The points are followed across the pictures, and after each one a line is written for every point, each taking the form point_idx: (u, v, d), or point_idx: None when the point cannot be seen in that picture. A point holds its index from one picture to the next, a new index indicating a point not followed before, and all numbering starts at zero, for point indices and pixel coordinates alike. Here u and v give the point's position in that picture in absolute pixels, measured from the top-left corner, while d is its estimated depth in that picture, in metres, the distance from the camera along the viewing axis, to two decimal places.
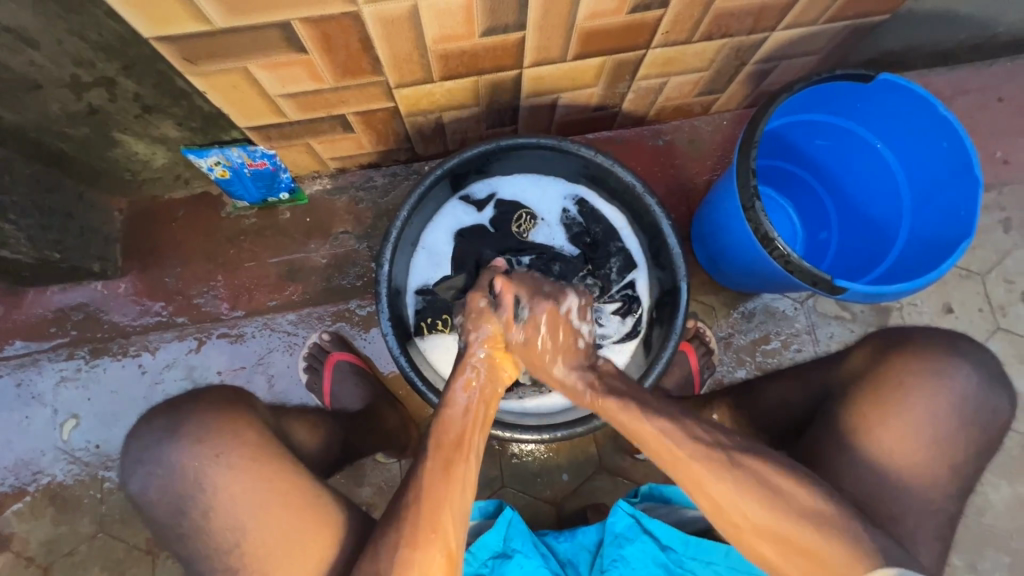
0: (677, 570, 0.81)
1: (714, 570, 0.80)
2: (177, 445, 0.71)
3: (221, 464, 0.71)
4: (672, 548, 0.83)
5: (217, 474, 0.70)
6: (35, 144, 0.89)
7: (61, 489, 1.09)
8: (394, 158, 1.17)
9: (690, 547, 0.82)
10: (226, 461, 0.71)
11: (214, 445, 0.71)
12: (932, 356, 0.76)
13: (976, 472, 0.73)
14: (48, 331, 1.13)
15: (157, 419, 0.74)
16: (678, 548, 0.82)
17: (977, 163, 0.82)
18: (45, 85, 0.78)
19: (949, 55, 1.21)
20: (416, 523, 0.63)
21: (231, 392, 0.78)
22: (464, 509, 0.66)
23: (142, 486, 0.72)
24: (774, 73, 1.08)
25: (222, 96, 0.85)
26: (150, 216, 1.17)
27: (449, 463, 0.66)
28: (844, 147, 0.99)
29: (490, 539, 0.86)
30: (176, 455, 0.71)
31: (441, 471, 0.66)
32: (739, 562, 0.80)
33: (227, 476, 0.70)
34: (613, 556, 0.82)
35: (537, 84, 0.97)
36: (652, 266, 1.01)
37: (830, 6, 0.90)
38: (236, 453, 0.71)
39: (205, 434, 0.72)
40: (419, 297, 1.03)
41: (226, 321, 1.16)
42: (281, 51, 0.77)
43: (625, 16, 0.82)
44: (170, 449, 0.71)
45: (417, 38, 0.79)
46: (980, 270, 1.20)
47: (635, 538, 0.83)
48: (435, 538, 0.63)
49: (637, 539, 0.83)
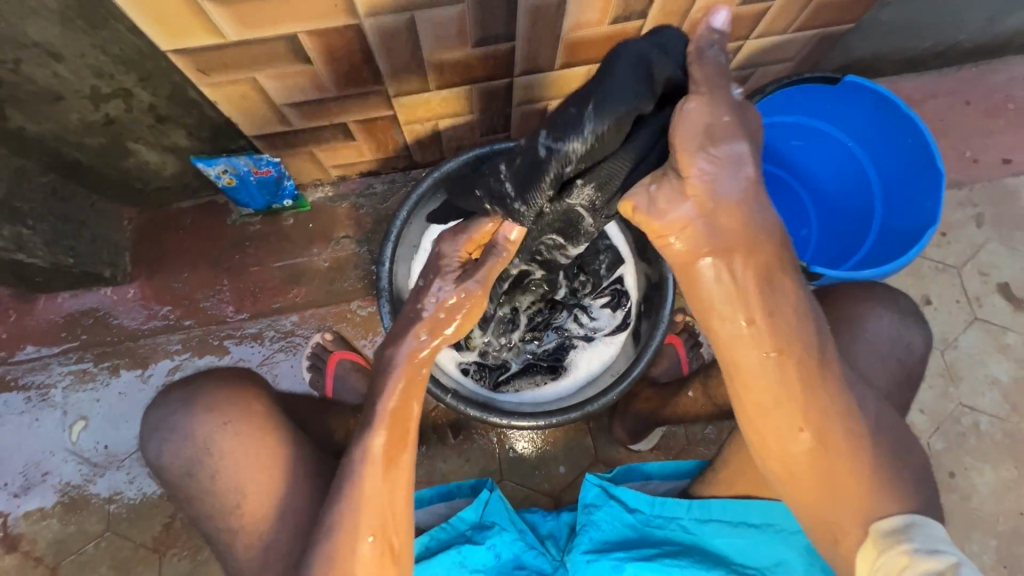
0: (645, 530, 0.85)
1: (680, 525, 0.84)
2: (186, 418, 0.79)
3: (228, 431, 0.79)
4: (640, 510, 0.86)
5: (223, 439, 0.78)
6: (53, 154, 0.94)
7: (70, 489, 1.11)
8: (393, 166, 1.23)
9: (656, 507, 0.86)
10: (229, 430, 0.79)
11: (224, 412, 0.80)
12: None
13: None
14: (58, 335, 1.17)
15: (173, 392, 0.83)
16: (645, 509, 0.86)
17: (939, 156, 0.88)
18: (66, 96, 0.83)
19: (917, 62, 1.29)
20: (356, 528, 0.69)
21: (228, 383, 0.83)
22: (400, 513, 0.71)
23: None
24: (751, 79, 1.15)
25: (232, 105, 0.90)
26: (159, 224, 1.22)
27: (385, 469, 0.71)
28: (818, 146, 1.05)
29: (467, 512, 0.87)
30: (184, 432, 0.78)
31: (382, 471, 0.71)
32: (701, 515, 0.83)
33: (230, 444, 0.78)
34: (583, 521, 0.86)
35: (527, 92, 1.04)
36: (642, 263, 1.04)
37: (798, 16, 0.97)
38: (242, 423, 0.80)
39: (214, 403, 0.81)
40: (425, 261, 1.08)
41: (231, 324, 1.20)
42: (289, 62, 0.83)
43: (608, 26, 0.89)
44: (183, 418, 0.79)
45: (414, 49, 0.85)
46: (956, 263, 1.25)
47: (603, 505, 0.87)
48: (377, 539, 0.69)
49: (605, 505, 0.87)
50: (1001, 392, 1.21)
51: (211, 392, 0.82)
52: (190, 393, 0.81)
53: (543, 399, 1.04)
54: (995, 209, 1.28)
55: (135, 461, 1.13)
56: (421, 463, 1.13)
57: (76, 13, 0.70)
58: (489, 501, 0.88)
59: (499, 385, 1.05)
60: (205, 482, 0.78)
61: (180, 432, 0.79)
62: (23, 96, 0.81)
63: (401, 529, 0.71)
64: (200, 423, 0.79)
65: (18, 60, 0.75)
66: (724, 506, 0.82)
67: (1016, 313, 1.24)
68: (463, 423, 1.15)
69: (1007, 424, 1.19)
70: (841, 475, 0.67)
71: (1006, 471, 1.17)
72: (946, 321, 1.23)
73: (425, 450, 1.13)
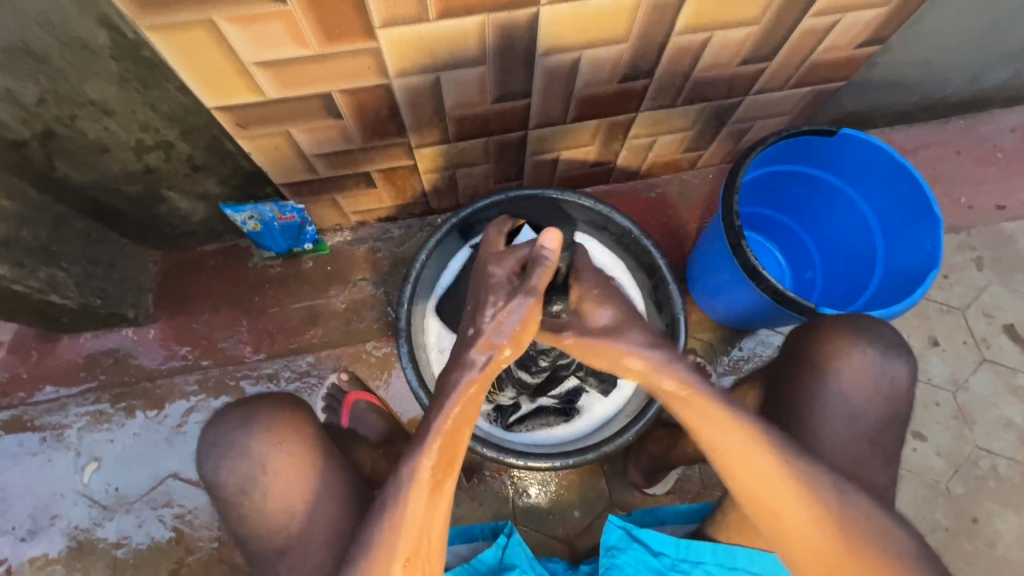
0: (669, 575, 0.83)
1: (704, 569, 0.83)
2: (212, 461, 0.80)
3: (282, 451, 0.80)
4: (664, 553, 0.84)
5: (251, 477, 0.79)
6: (93, 200, 1.00)
7: (78, 533, 1.10)
8: (410, 212, 1.29)
9: (681, 550, 0.84)
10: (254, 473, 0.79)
11: (285, 428, 0.82)
12: None
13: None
14: (77, 375, 1.18)
15: (231, 413, 0.83)
16: (670, 553, 0.84)
17: (935, 203, 0.92)
18: (112, 148, 0.89)
19: (906, 115, 1.36)
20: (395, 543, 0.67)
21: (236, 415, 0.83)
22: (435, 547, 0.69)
23: None
24: (751, 131, 1.22)
25: (265, 156, 0.96)
26: (183, 266, 1.27)
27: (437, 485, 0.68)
28: (817, 193, 1.10)
29: (488, 556, 0.86)
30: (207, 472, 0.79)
31: (430, 498, 0.67)
32: (725, 559, 0.82)
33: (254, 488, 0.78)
34: (607, 564, 0.84)
35: (541, 143, 1.10)
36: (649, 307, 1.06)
37: (792, 75, 1.04)
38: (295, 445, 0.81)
39: (271, 424, 0.82)
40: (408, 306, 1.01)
41: (248, 364, 1.22)
42: (321, 117, 0.89)
43: (617, 84, 0.96)
44: (241, 436, 0.80)
45: (437, 106, 0.92)
46: (960, 304, 1.28)
47: (627, 548, 0.85)
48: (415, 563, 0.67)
49: (629, 548, 0.85)
50: (1017, 434, 1.20)
51: (263, 414, 0.83)
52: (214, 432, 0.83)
53: (558, 440, 1.04)
54: (993, 252, 1.31)
55: (146, 504, 1.12)
56: None
57: (133, 75, 0.76)
58: (508, 546, 0.86)
59: (513, 426, 1.05)
60: None
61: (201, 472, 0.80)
62: (73, 148, 0.87)
63: (432, 558, 0.69)
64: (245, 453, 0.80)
65: (74, 117, 0.81)
66: (747, 556, 0.81)
67: None
68: (476, 465, 1.15)
69: None
70: (814, 534, 0.70)
71: None
72: (954, 362, 1.24)
73: None
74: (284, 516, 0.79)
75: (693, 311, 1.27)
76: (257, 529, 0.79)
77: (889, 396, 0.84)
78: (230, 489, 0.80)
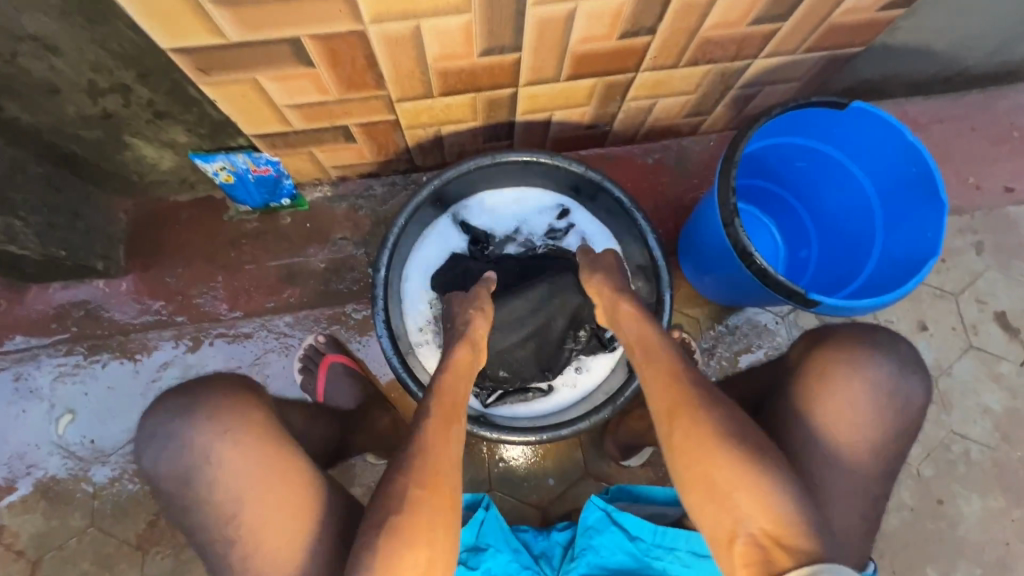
0: (643, 558, 0.87)
1: (677, 555, 0.86)
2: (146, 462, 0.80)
3: (227, 441, 0.78)
4: (640, 538, 0.88)
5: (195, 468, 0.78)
6: (51, 145, 0.93)
7: (54, 483, 1.11)
8: (394, 168, 1.22)
9: (658, 536, 0.87)
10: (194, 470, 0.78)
11: (222, 424, 0.79)
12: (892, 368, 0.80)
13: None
14: (48, 327, 1.15)
15: (169, 399, 0.82)
16: (647, 537, 0.88)
17: (942, 189, 0.87)
18: (62, 89, 0.82)
19: (924, 85, 1.28)
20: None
21: (167, 408, 0.81)
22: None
23: (148, 464, 0.80)
24: (758, 96, 1.15)
25: (232, 105, 0.89)
26: (155, 217, 1.21)
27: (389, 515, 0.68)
28: (820, 170, 1.05)
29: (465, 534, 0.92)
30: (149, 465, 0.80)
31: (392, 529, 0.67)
32: (699, 548, 0.85)
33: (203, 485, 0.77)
34: (583, 545, 0.89)
35: (532, 101, 1.03)
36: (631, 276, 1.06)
37: (807, 37, 0.97)
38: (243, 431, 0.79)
39: (213, 413, 0.80)
40: (385, 270, 0.97)
41: (224, 322, 1.19)
42: (291, 65, 0.82)
43: (616, 41, 0.89)
44: (182, 425, 0.79)
45: (419, 56, 0.84)
46: (954, 289, 1.25)
47: (604, 530, 0.89)
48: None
49: (606, 530, 0.89)
50: (994, 421, 1.21)
51: (201, 403, 0.81)
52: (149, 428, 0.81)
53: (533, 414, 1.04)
54: (995, 237, 1.27)
55: (122, 457, 1.12)
56: None
57: (75, 9, 0.68)
58: (485, 520, 0.93)
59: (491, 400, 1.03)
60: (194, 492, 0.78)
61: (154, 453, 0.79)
62: (19, 88, 0.80)
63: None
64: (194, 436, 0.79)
65: (15, 53, 0.73)
66: None
67: (1011, 342, 1.24)
68: None
69: (997, 454, 1.19)
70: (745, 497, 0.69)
71: (996, 501, 1.17)
72: (940, 348, 1.23)
73: None
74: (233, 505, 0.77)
75: (682, 286, 1.24)
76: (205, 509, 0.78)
77: (879, 397, 0.82)
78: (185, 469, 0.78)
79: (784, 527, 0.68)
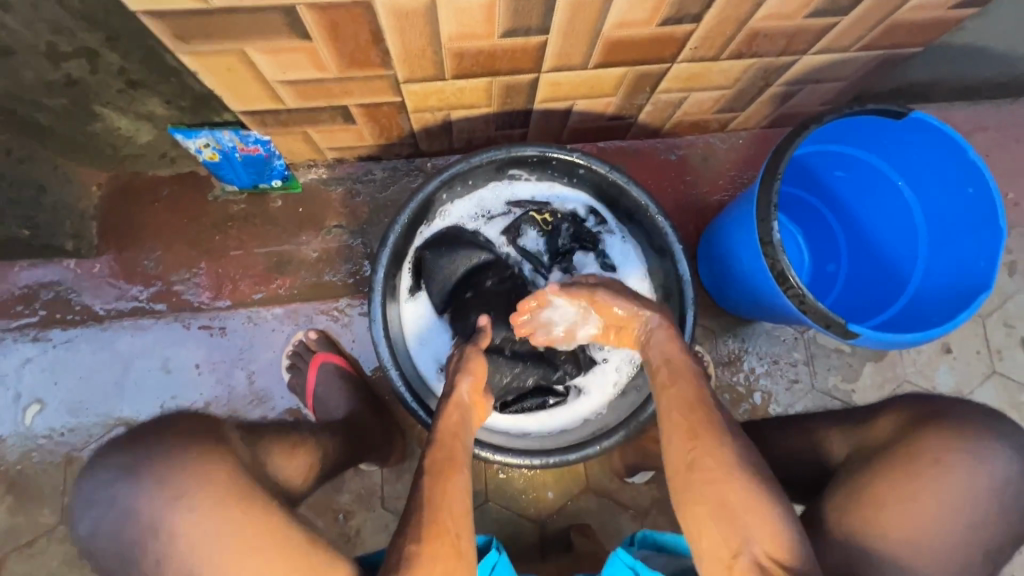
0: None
1: None
2: (129, 490, 0.59)
3: (179, 517, 0.59)
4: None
5: (175, 522, 0.59)
6: (8, 113, 0.82)
7: (21, 477, 1.03)
8: (396, 152, 1.12)
9: None
10: (181, 509, 0.59)
11: (172, 491, 0.59)
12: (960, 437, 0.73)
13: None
14: (14, 309, 1.07)
15: (112, 451, 0.62)
16: None
17: (1003, 213, 0.78)
18: (17, 51, 0.70)
19: (972, 90, 1.18)
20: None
21: (205, 423, 0.67)
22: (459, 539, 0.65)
23: (83, 533, 0.60)
24: (799, 94, 1.05)
25: (216, 77, 0.78)
26: (132, 194, 1.11)
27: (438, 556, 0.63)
28: (863, 181, 0.95)
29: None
30: (128, 500, 0.59)
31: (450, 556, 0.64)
32: None
33: (184, 534, 0.58)
34: None
35: (554, 89, 0.93)
36: None
37: (866, 34, 0.87)
38: (204, 494, 0.60)
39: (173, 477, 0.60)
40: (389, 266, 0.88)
41: (207, 311, 1.10)
42: (283, 36, 0.71)
43: (656, 28, 0.78)
44: (111, 492, 0.60)
45: (432, 34, 0.73)
46: (981, 312, 1.19)
47: None
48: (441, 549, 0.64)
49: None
50: None
51: (153, 473, 0.60)
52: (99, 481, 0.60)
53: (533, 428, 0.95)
54: None
55: (94, 452, 1.05)
56: (403, 478, 1.08)
57: None
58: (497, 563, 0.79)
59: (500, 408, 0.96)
60: None
61: (110, 506, 0.59)
62: None
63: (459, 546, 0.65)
64: (110, 522, 0.59)
65: None
66: None
67: None
68: None
69: None
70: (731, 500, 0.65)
71: None
72: (961, 374, 1.17)
73: (407, 466, 1.08)
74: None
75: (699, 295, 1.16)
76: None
77: None
78: (106, 559, 0.61)
79: (785, 556, 0.61)
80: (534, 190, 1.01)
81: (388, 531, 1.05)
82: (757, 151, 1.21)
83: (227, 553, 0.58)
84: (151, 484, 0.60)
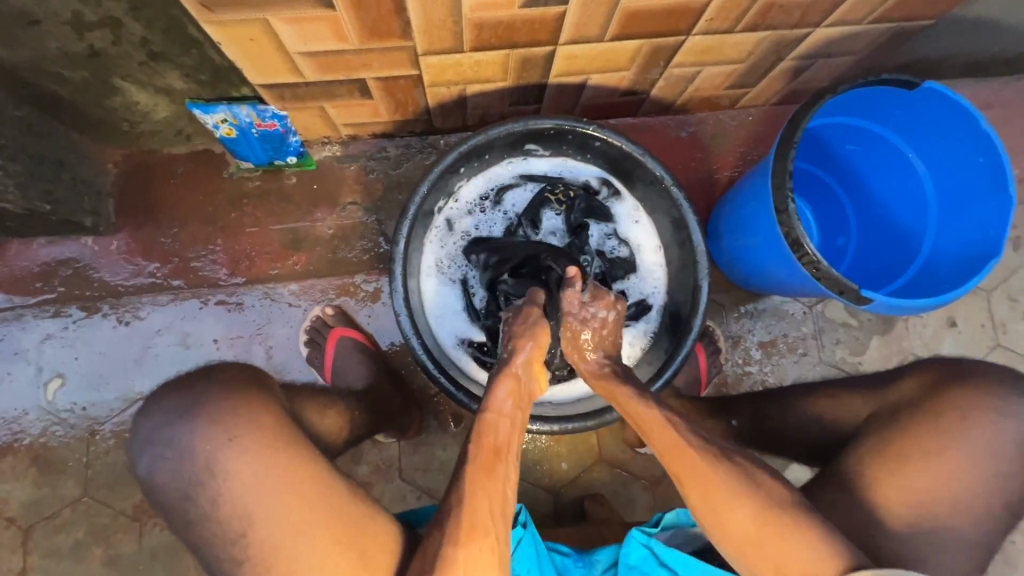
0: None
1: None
2: (187, 429, 0.70)
3: (233, 447, 0.69)
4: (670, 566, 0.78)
5: (228, 456, 0.68)
6: (28, 85, 0.83)
7: (45, 450, 1.05)
8: (410, 129, 1.13)
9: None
10: (236, 446, 0.69)
11: (228, 428, 0.70)
12: (970, 399, 0.75)
13: (1001, 488, 0.72)
14: (33, 285, 1.08)
15: (168, 399, 0.72)
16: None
17: (1013, 181, 0.80)
18: (41, 20, 0.71)
19: (979, 66, 1.19)
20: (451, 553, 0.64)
21: (241, 375, 0.76)
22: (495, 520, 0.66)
23: (145, 471, 0.70)
24: (810, 69, 1.06)
25: (238, 49, 0.79)
26: (147, 172, 1.11)
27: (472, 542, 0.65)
28: (874, 154, 0.96)
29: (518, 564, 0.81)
30: (186, 439, 0.70)
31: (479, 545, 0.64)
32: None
33: (239, 461, 0.68)
34: None
35: (569, 63, 0.94)
36: (665, 295, 1.01)
37: (879, 6, 0.88)
38: (252, 436, 0.69)
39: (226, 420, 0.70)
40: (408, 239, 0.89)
41: (224, 287, 1.11)
42: (306, 5, 0.72)
43: None
44: (182, 431, 0.70)
45: (453, 3, 0.74)
46: (986, 286, 1.20)
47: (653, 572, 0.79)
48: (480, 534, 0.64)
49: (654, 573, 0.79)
50: None
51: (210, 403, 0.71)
52: (179, 408, 0.71)
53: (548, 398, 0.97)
54: None
55: (116, 426, 1.06)
56: (420, 449, 1.10)
57: None
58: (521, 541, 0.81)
59: None
60: (199, 510, 0.69)
61: (179, 444, 0.70)
62: None
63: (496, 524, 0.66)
64: (188, 449, 0.69)
65: None
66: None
67: None
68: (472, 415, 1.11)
69: None
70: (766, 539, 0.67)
71: None
72: (966, 347, 1.19)
73: (423, 438, 1.10)
74: (243, 522, 0.67)
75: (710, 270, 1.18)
76: (198, 551, 0.69)
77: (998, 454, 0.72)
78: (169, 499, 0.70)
79: None
80: (548, 165, 1.02)
81: (406, 501, 1.08)
82: (766, 128, 1.22)
83: (270, 487, 0.68)
84: (204, 421, 0.70)
